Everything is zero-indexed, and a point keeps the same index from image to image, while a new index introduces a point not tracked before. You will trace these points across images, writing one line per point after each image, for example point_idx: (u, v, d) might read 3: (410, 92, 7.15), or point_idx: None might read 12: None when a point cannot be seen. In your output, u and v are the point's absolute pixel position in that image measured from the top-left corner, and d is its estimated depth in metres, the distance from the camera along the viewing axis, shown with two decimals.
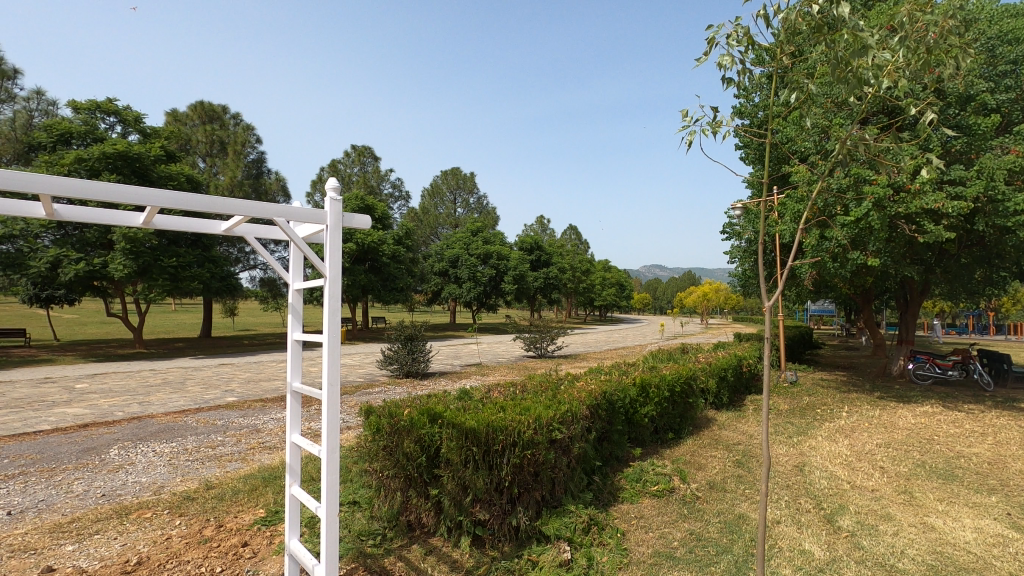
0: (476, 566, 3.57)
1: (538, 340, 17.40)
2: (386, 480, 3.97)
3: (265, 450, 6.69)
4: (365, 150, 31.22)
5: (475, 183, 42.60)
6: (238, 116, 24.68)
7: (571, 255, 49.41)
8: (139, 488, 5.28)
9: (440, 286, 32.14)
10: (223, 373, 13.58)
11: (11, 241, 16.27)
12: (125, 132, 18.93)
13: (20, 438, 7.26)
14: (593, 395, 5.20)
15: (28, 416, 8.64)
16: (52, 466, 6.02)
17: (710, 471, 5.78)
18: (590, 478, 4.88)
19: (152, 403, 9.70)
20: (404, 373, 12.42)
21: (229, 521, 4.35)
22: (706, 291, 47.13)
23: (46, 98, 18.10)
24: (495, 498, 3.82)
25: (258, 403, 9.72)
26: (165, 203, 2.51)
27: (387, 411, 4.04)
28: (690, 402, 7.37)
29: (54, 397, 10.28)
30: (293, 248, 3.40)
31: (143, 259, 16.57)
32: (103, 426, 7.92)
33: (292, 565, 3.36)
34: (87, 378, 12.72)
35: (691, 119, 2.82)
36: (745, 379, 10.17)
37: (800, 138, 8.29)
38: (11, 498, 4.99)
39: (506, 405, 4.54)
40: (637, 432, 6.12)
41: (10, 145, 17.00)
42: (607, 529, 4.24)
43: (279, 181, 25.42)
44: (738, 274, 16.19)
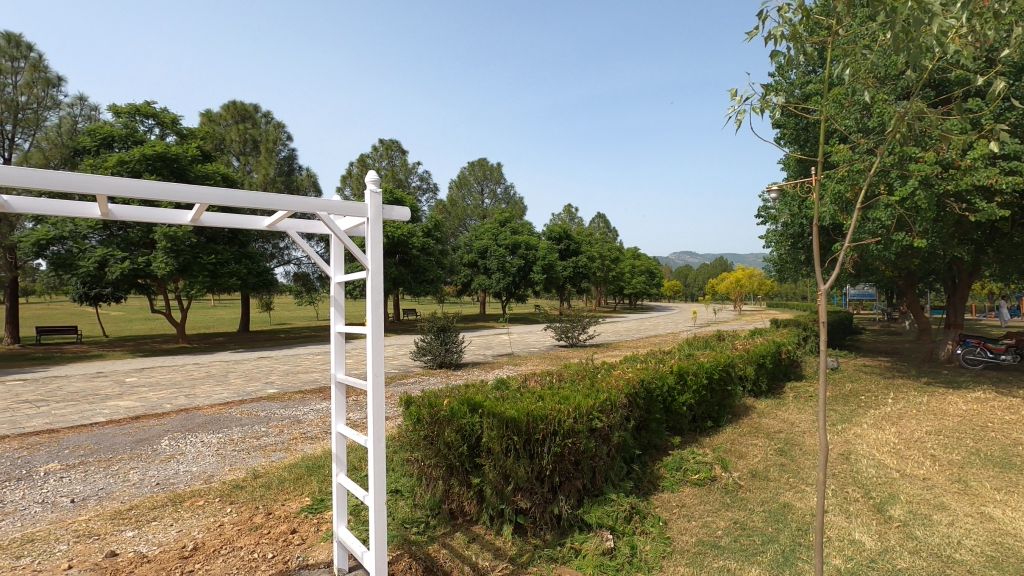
0: (520, 553, 3.60)
1: (570, 329, 17.33)
2: (428, 469, 4.03)
3: (306, 440, 6.86)
4: (393, 144, 31.49)
5: (502, 173, 42.68)
6: (269, 114, 25.17)
7: (600, 244, 49.10)
8: (191, 477, 5.48)
9: (469, 278, 32.38)
10: (262, 366, 13.95)
11: (61, 243, 16.96)
12: (163, 134, 19.53)
13: (78, 429, 7.62)
14: (630, 383, 5.16)
15: (83, 409, 9.04)
16: (108, 456, 6.29)
17: (751, 459, 5.67)
18: (630, 467, 4.84)
19: (198, 396, 10.05)
20: (437, 364, 12.50)
21: (277, 509, 4.48)
22: (739, 276, 45.68)
23: (88, 104, 18.79)
24: (536, 487, 3.83)
25: (298, 395, 9.97)
26: (213, 199, 2.56)
27: (426, 401, 4.06)
28: (729, 389, 7.23)
29: (107, 390, 10.76)
30: (334, 242, 3.45)
31: (184, 257, 17.06)
32: (153, 418, 8.23)
33: (340, 552, 3.45)
34: (136, 372, 13.24)
35: (740, 98, 2.70)
36: (784, 366, 9.95)
37: (840, 115, 7.99)
38: (73, 487, 5.26)
39: (544, 394, 4.53)
40: (675, 420, 6.03)
41: (57, 150, 17.49)
42: (650, 518, 4.21)
43: (310, 177, 25.87)
44: (773, 259, 15.82)
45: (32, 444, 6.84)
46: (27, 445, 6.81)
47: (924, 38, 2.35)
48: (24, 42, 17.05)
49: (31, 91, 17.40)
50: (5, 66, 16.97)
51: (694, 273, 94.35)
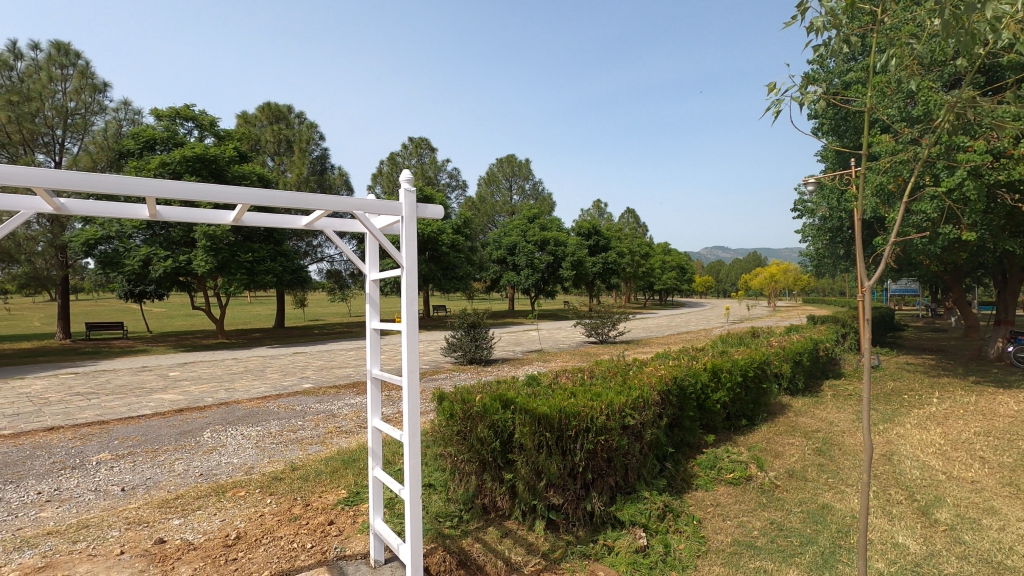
0: (553, 549, 3.62)
1: (599, 325, 17.23)
2: (461, 464, 4.08)
3: (342, 434, 7.01)
4: (422, 142, 31.78)
5: (530, 169, 42.62)
6: (302, 115, 25.69)
7: (630, 239, 48.68)
8: (232, 469, 5.66)
9: (498, 274, 32.47)
10: (297, 362, 14.27)
11: (108, 242, 17.70)
12: (202, 136, 20.14)
13: (126, 421, 7.96)
14: (663, 380, 5.10)
15: (130, 401, 9.44)
16: (155, 447, 6.55)
17: (788, 459, 5.55)
18: (663, 464, 4.79)
19: (237, 390, 10.38)
20: (468, 360, 12.61)
21: (314, 501, 4.60)
22: (774, 271, 44.58)
23: (132, 108, 19.47)
24: (568, 483, 3.83)
25: (332, 390, 10.19)
26: (253, 199, 2.62)
27: (459, 397, 4.11)
28: (764, 387, 7.09)
29: (152, 384, 11.20)
30: (369, 240, 3.51)
31: (222, 255, 17.55)
32: (196, 411, 8.54)
33: (377, 544, 3.51)
34: (179, 367, 13.73)
35: (779, 91, 2.63)
36: (822, 363, 9.70)
37: (884, 104, 7.70)
38: (122, 476, 5.50)
39: (576, 391, 4.53)
40: (709, 419, 5.95)
41: (103, 153, 18.17)
42: (683, 516, 4.17)
43: (342, 176, 26.33)
44: (809, 253, 15.42)
45: (84, 435, 7.18)
46: (80, 435, 7.16)
47: (978, 24, 2.25)
48: (72, 49, 17.85)
49: (80, 97, 18.10)
50: (56, 73, 17.76)
51: (727, 268, 92.59)
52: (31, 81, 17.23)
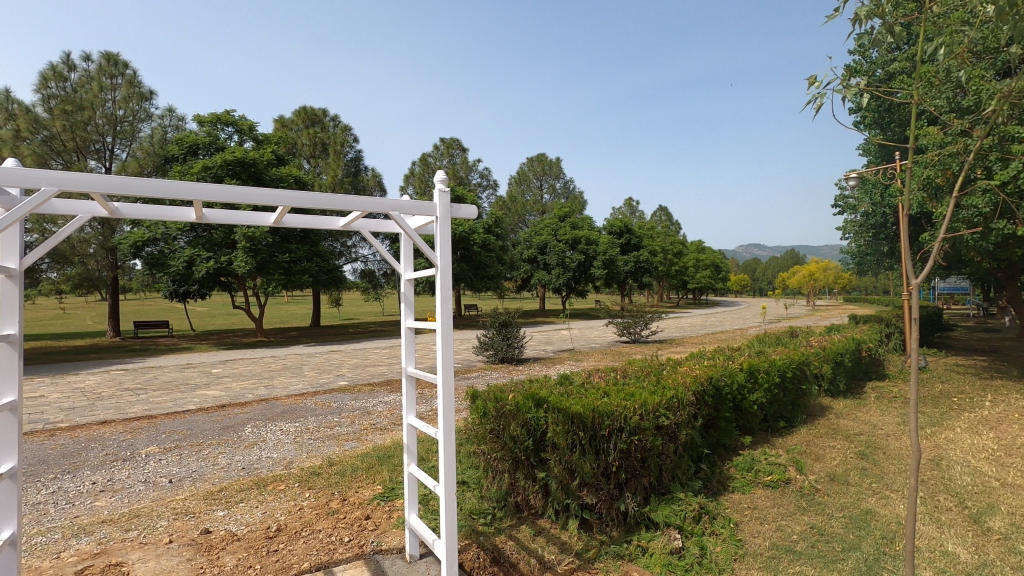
0: (586, 548, 3.61)
1: (632, 325, 17.06)
2: (494, 462, 4.11)
3: (377, 431, 7.14)
4: (453, 142, 31.98)
5: (561, 168, 42.51)
6: (337, 118, 26.18)
7: (662, 238, 48.09)
8: (272, 463, 5.83)
9: (529, 273, 32.53)
10: (334, 360, 14.61)
11: (155, 244, 18.46)
12: (242, 140, 20.77)
13: (173, 416, 8.28)
14: (698, 380, 5.02)
15: (176, 396, 9.82)
16: (199, 441, 6.81)
17: (829, 462, 5.40)
18: (698, 466, 4.71)
19: (276, 387, 10.69)
20: (499, 359, 12.67)
21: (352, 496, 4.70)
22: (813, 270, 43.26)
23: (176, 115, 20.20)
24: (602, 483, 3.81)
25: (368, 387, 10.38)
26: (292, 201, 2.69)
27: (492, 395, 4.15)
28: (804, 388, 6.91)
29: (196, 380, 11.64)
30: (403, 240, 3.58)
31: (261, 256, 18.08)
32: (237, 407, 8.83)
33: (412, 539, 3.57)
34: (221, 364, 14.22)
35: (819, 85, 2.56)
36: (864, 365, 9.40)
37: (933, 95, 7.40)
38: (169, 469, 5.74)
39: (609, 390, 4.51)
40: (746, 420, 5.82)
41: (150, 159, 18.94)
42: (720, 518, 4.10)
43: (376, 177, 26.75)
44: (851, 251, 14.94)
45: (134, 429, 7.51)
46: (130, 429, 7.50)
47: None
48: (121, 60, 18.65)
49: (127, 105, 18.91)
50: (106, 83, 18.60)
51: (764, 267, 90.46)
52: (83, 91, 18.11)
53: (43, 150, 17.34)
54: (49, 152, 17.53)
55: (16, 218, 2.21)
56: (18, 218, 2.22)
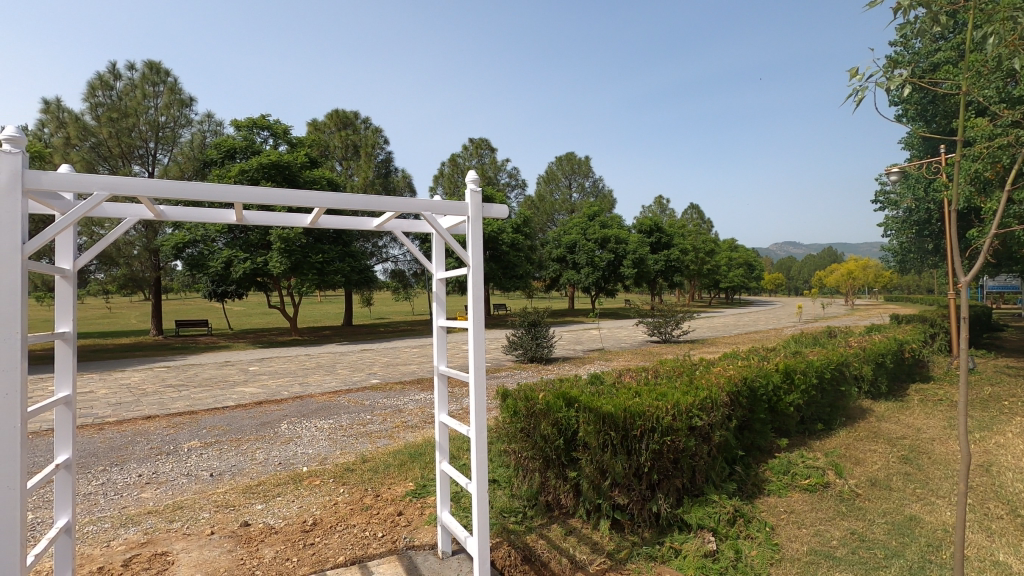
0: (618, 549, 3.59)
1: (663, 324, 16.84)
2: (525, 461, 4.12)
3: (408, 429, 7.23)
4: (482, 142, 32.10)
5: (590, 167, 42.29)
6: (368, 121, 26.56)
7: (694, 236, 47.35)
8: (307, 459, 5.97)
9: (558, 272, 32.52)
10: (366, 358, 14.86)
11: (195, 245, 19.11)
12: (276, 144, 21.30)
13: (212, 412, 8.55)
14: (732, 380, 4.94)
15: (216, 393, 10.15)
16: (237, 437, 7.01)
17: (870, 466, 5.23)
18: (732, 468, 4.62)
19: (310, 384, 10.94)
20: (528, 359, 12.65)
21: (384, 492, 4.78)
22: (852, 268, 41.93)
23: (214, 120, 20.81)
24: (633, 484, 3.78)
25: (399, 386, 10.53)
26: (328, 202, 2.75)
27: (522, 394, 4.17)
28: (842, 390, 6.71)
29: (234, 378, 12.00)
30: (435, 240, 3.61)
31: (295, 257, 18.52)
32: (273, 404, 9.06)
33: (445, 536, 3.60)
34: (258, 362, 14.61)
35: (863, 77, 2.44)
36: (907, 366, 9.06)
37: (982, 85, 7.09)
38: (210, 463, 5.93)
39: (641, 390, 4.46)
40: (782, 422, 5.68)
41: (190, 163, 19.60)
42: (755, 522, 4.02)
43: (406, 178, 27.07)
44: (892, 248, 14.45)
45: (177, 423, 7.80)
46: (173, 424, 7.78)
47: None
48: (163, 68, 19.32)
49: (169, 112, 19.55)
50: (149, 90, 19.30)
51: (800, 266, 88.21)
52: (128, 99, 18.87)
53: (91, 156, 18.16)
54: (96, 158, 18.37)
55: (71, 222, 2.32)
56: (72, 222, 2.32)
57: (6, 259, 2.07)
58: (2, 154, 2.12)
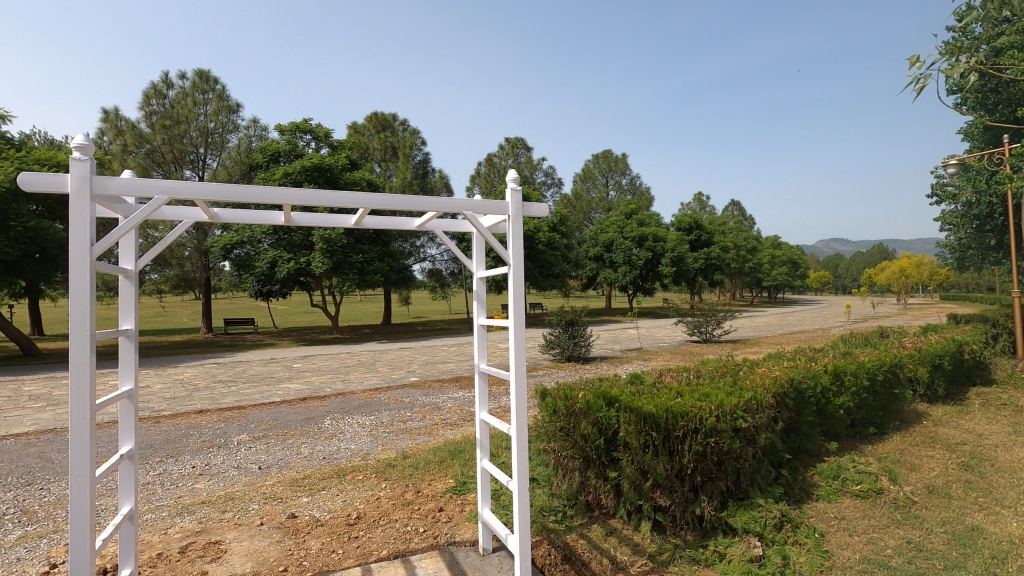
0: (660, 551, 3.54)
1: (703, 324, 16.51)
2: (565, 460, 4.11)
3: (447, 426, 7.31)
4: (518, 142, 32.12)
5: (627, 164, 41.83)
6: (406, 122, 26.95)
7: (735, 233, 46.25)
8: (350, 454, 6.12)
9: (596, 271, 32.35)
10: (405, 357, 15.08)
11: (242, 246, 19.77)
12: (318, 147, 21.85)
13: (260, 407, 8.85)
14: (778, 381, 4.80)
15: (262, 389, 10.51)
16: (284, 432, 7.25)
17: (927, 473, 4.99)
18: (778, 471, 4.49)
19: (351, 381, 11.20)
20: (566, 358, 12.60)
21: (425, 488, 4.85)
22: (905, 266, 40.10)
23: (259, 125, 21.47)
24: (676, 486, 3.71)
25: (437, 384, 10.65)
26: (372, 203, 2.81)
27: (562, 393, 4.16)
28: (896, 393, 6.43)
29: (279, 374, 12.40)
30: (475, 239, 3.63)
31: (337, 257, 18.98)
32: (317, 400, 9.32)
33: (485, 532, 3.63)
34: (302, 359, 15.05)
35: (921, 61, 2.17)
36: (966, 369, 8.61)
37: None
38: (259, 456, 6.15)
39: (683, 391, 4.38)
40: (831, 425, 5.48)
41: (237, 167, 20.34)
42: (803, 528, 3.90)
43: (443, 178, 27.36)
44: (950, 244, 13.74)
45: (227, 418, 8.11)
46: (224, 418, 8.10)
47: None
48: (212, 76, 20.11)
49: (217, 118, 20.31)
50: (199, 98, 20.12)
51: (848, 265, 85.05)
52: (179, 107, 19.74)
53: (146, 162, 19.13)
54: (151, 164, 19.33)
55: (134, 225, 2.44)
56: (134, 225, 2.44)
57: (76, 260, 2.20)
58: (71, 160, 2.25)
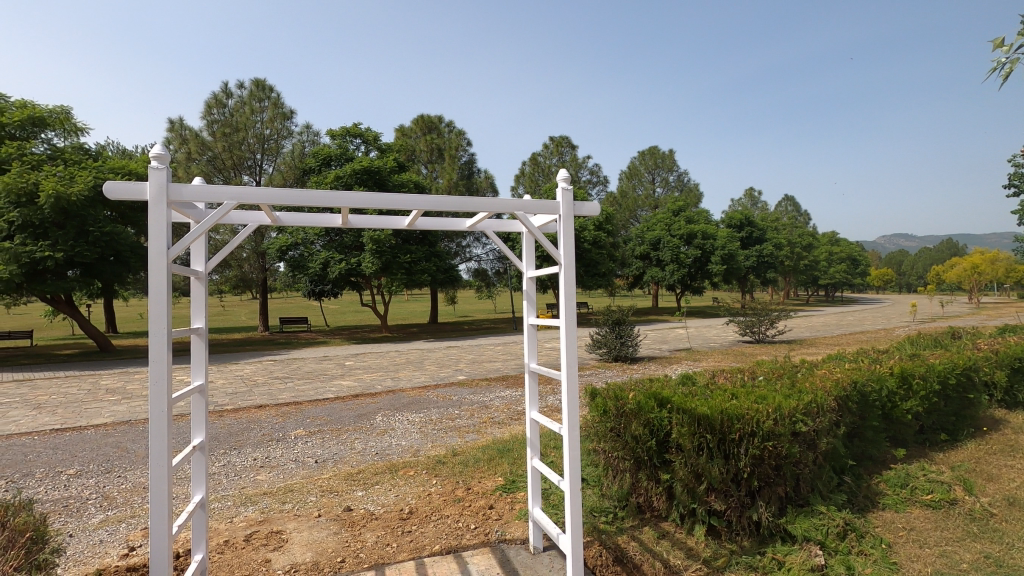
0: (715, 557, 3.47)
1: (755, 324, 15.98)
2: (615, 461, 4.07)
3: (495, 425, 7.37)
4: (563, 140, 31.94)
5: (674, 160, 40.95)
6: (452, 123, 27.31)
7: (789, 230, 44.56)
8: (401, 450, 6.26)
9: (642, 270, 31.77)
10: (452, 355, 15.30)
11: (296, 248, 20.52)
12: (367, 150, 22.41)
13: (315, 403, 9.17)
14: (840, 384, 4.58)
15: (317, 385, 10.90)
16: (338, 427, 7.49)
17: (1007, 484, 4.67)
18: (841, 478, 4.31)
19: (401, 379, 11.45)
20: (613, 358, 12.47)
21: (475, 485, 4.90)
22: (978, 262, 37.56)
23: (312, 131, 22.19)
24: (732, 490, 3.60)
25: (484, 383, 10.74)
26: (424, 204, 2.86)
27: (612, 393, 4.12)
28: (970, 399, 6.03)
29: (332, 372, 12.82)
30: (526, 238, 3.65)
31: (385, 257, 19.44)
32: (368, 397, 9.57)
33: (535, 531, 3.64)
34: (353, 357, 15.48)
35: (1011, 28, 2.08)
36: None
37: None
38: (315, 450, 6.38)
39: (738, 392, 4.26)
40: (898, 431, 5.21)
41: (291, 171, 21.13)
42: (869, 537, 3.72)
43: (489, 178, 27.55)
44: None
45: (284, 413, 8.46)
46: (281, 413, 8.44)
47: None
48: (267, 85, 20.97)
49: (273, 125, 21.14)
50: (256, 106, 21.02)
51: (913, 262, 80.51)
52: (238, 115, 20.68)
53: (208, 169, 20.16)
54: (212, 170, 20.33)
55: (205, 230, 2.58)
56: (205, 230, 2.58)
57: (155, 263, 2.34)
58: (150, 169, 2.40)
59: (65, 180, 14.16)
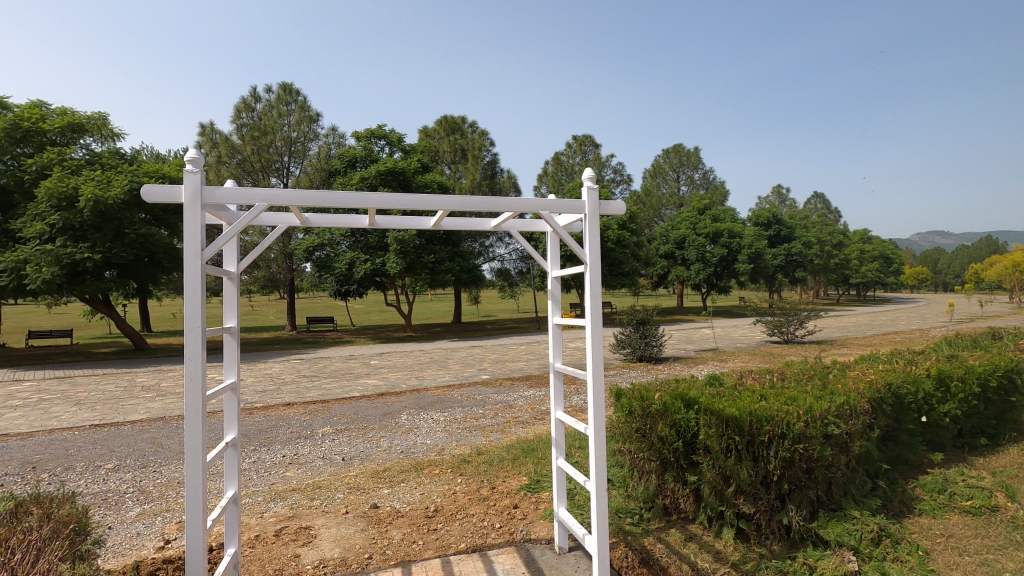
0: (744, 561, 3.41)
1: (784, 324, 15.64)
2: (641, 462, 4.04)
3: (519, 424, 7.36)
4: (586, 139, 31.74)
5: (700, 158, 40.35)
6: (475, 124, 27.41)
7: (819, 227, 43.53)
8: (426, 449, 6.31)
9: (667, 269, 31.41)
10: (475, 355, 15.37)
11: (322, 249, 20.85)
12: (392, 151, 22.62)
13: (342, 401, 9.30)
14: (873, 385, 4.45)
15: (343, 384, 11.07)
16: (364, 425, 7.59)
17: None
18: (874, 482, 4.20)
19: (425, 379, 11.54)
20: (638, 358, 12.36)
21: (500, 484, 4.92)
22: (1019, 260, 36.12)
23: (337, 133, 22.52)
24: (761, 493, 3.54)
25: (508, 382, 10.75)
26: (449, 204, 2.88)
27: (637, 394, 4.08)
28: (1013, 402, 5.80)
29: (358, 370, 13.00)
30: (550, 237, 3.64)
31: (409, 257, 19.62)
32: (393, 396, 9.67)
33: (560, 531, 3.63)
34: (378, 356, 15.68)
35: None
36: None
37: None
38: (341, 448, 6.48)
39: (766, 393, 4.19)
40: (935, 434, 5.05)
41: (318, 173, 21.48)
42: (904, 544, 3.62)
43: (511, 178, 27.57)
44: None
45: (312, 411, 8.61)
46: (309, 411, 8.60)
47: None
48: (294, 88, 21.35)
49: (300, 128, 21.52)
50: (283, 109, 21.44)
51: (950, 260, 77.88)
52: (266, 118, 21.11)
53: (237, 171, 20.72)
54: (242, 172, 20.87)
55: (236, 232, 2.63)
56: (236, 232, 2.63)
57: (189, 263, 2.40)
58: (185, 172, 2.47)
59: (103, 184, 14.65)
